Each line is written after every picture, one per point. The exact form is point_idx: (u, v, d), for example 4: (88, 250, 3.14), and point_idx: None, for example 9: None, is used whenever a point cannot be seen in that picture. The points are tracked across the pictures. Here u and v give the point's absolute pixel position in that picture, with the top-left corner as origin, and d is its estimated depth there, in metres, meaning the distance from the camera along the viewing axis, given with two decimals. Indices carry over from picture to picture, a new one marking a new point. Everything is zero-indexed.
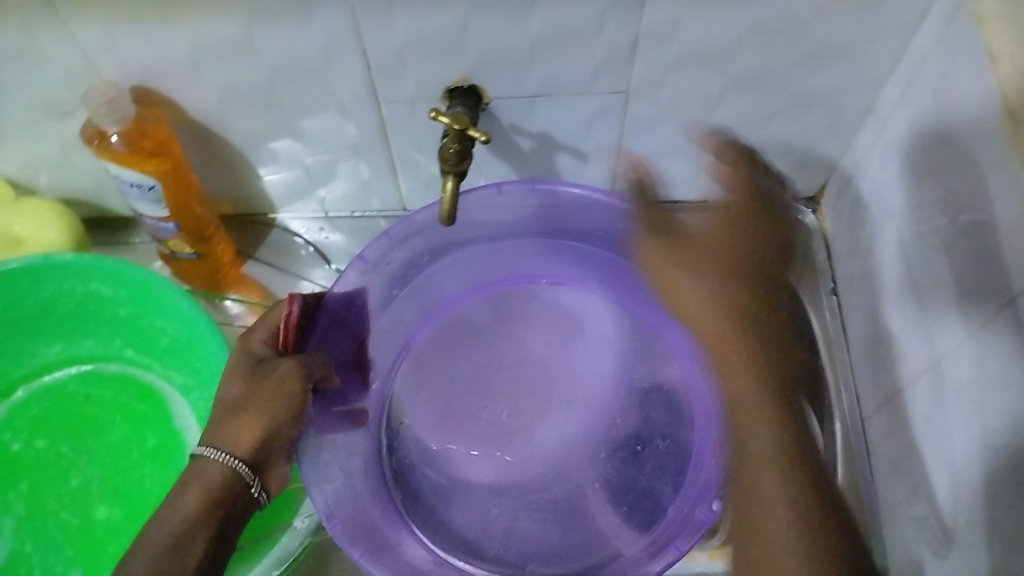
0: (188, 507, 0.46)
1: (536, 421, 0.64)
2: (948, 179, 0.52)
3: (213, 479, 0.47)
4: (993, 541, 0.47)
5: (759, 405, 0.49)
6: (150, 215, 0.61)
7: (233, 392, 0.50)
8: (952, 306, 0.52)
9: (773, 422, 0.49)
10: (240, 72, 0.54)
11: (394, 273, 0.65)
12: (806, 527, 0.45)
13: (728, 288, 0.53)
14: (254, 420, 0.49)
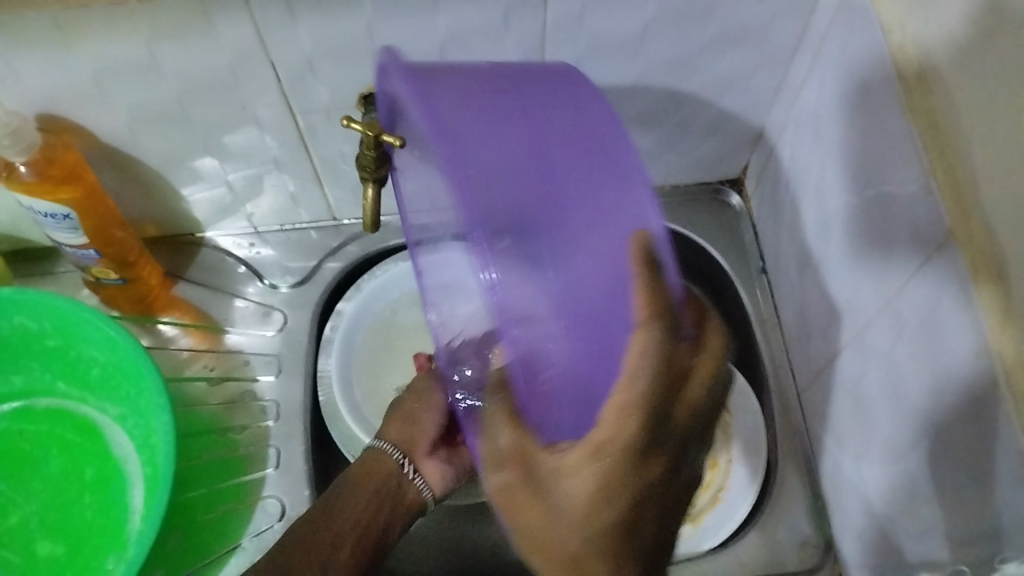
0: (364, 487, 0.57)
1: None
2: (856, 151, 0.54)
3: (387, 472, 0.59)
4: (925, 496, 0.49)
5: (600, 489, 0.37)
6: (70, 244, 0.61)
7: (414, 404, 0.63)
8: (868, 275, 0.54)
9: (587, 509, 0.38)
10: (147, 92, 0.54)
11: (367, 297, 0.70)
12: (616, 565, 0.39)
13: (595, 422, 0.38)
14: (405, 424, 0.62)
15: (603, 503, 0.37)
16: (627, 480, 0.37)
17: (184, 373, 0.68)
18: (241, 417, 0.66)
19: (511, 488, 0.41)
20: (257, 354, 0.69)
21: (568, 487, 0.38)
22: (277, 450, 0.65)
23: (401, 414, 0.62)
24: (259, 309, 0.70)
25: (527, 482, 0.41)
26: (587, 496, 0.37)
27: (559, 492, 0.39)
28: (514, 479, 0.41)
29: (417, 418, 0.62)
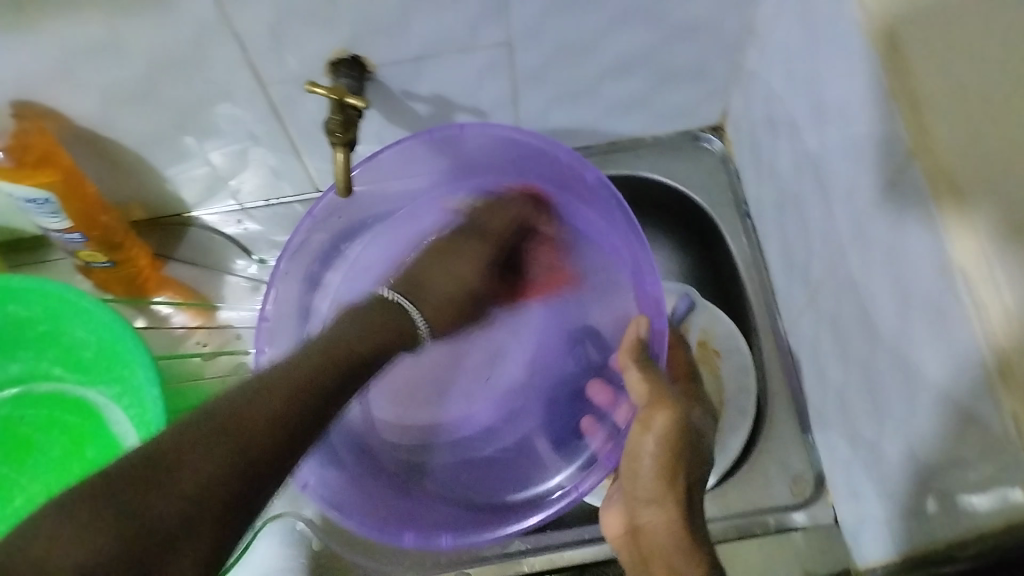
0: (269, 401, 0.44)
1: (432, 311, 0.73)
2: (825, 84, 0.53)
3: (393, 321, 0.57)
4: (898, 423, 0.50)
5: (667, 460, 0.55)
6: (55, 228, 0.62)
7: (452, 263, 0.64)
8: (840, 209, 0.54)
9: (668, 478, 0.55)
10: (115, 71, 0.54)
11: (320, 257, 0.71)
12: (677, 523, 0.54)
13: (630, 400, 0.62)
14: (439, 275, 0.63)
15: (676, 476, 0.55)
16: (682, 467, 0.55)
17: (182, 350, 0.71)
18: (235, 387, 0.69)
19: (666, 430, 0.56)
20: (250, 324, 0.72)
21: (643, 457, 0.56)
22: None
23: (435, 260, 0.64)
24: (250, 282, 0.74)
25: (630, 460, 0.57)
26: (652, 455, 0.55)
27: (641, 472, 0.56)
28: (669, 422, 0.56)
29: (444, 277, 0.63)
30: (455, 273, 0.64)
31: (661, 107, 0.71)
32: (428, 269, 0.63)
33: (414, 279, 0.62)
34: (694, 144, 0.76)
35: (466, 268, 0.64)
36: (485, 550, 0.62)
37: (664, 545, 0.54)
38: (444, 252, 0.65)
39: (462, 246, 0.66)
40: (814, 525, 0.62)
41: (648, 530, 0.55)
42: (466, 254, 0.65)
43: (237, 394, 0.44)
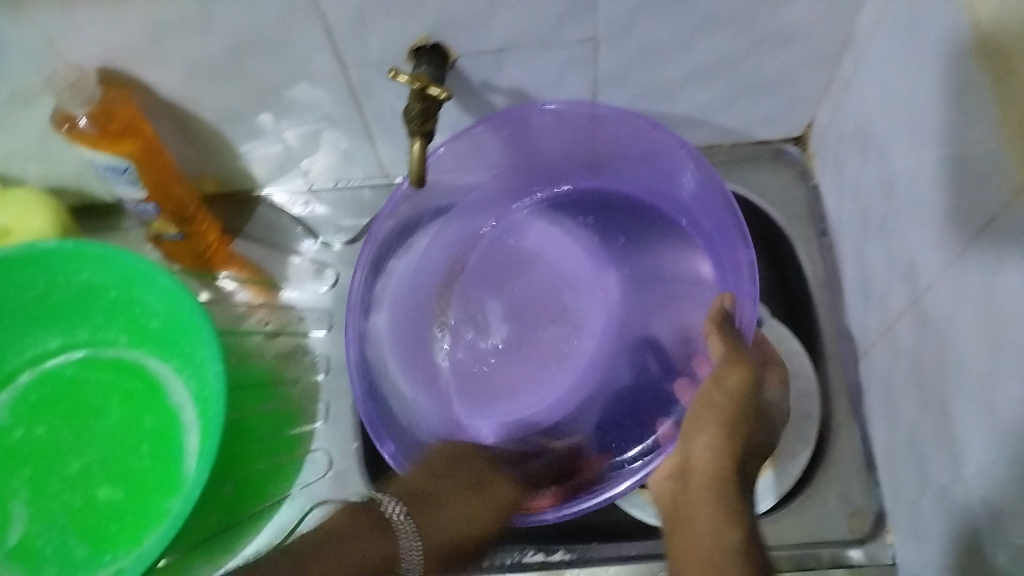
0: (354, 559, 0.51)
1: (523, 295, 0.72)
2: (926, 102, 0.51)
3: (389, 546, 0.54)
4: (977, 466, 0.47)
5: (723, 472, 0.51)
6: (130, 197, 0.62)
7: (491, 490, 0.61)
8: (929, 235, 0.52)
9: (722, 508, 0.48)
10: (200, 46, 0.54)
11: (417, 254, 0.72)
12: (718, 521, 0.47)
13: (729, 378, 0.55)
14: (470, 518, 0.58)
15: (730, 490, 0.50)
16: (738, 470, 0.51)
17: (241, 327, 0.70)
18: (294, 369, 0.68)
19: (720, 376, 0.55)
20: (311, 309, 0.71)
21: (699, 455, 0.52)
22: (327, 404, 0.67)
23: (421, 517, 0.56)
24: (313, 266, 0.71)
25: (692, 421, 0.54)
26: (705, 457, 0.52)
27: (704, 477, 0.51)
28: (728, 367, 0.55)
29: (455, 480, 0.60)
30: (416, 543, 0.55)
31: (744, 115, 0.69)
32: (435, 493, 0.58)
33: (426, 499, 0.57)
34: (773, 157, 0.74)
35: (463, 522, 0.58)
36: (526, 557, 0.62)
37: (697, 545, 0.46)
38: (481, 488, 0.61)
39: (482, 488, 0.61)
40: (871, 563, 0.60)
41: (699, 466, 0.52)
42: (458, 466, 0.62)
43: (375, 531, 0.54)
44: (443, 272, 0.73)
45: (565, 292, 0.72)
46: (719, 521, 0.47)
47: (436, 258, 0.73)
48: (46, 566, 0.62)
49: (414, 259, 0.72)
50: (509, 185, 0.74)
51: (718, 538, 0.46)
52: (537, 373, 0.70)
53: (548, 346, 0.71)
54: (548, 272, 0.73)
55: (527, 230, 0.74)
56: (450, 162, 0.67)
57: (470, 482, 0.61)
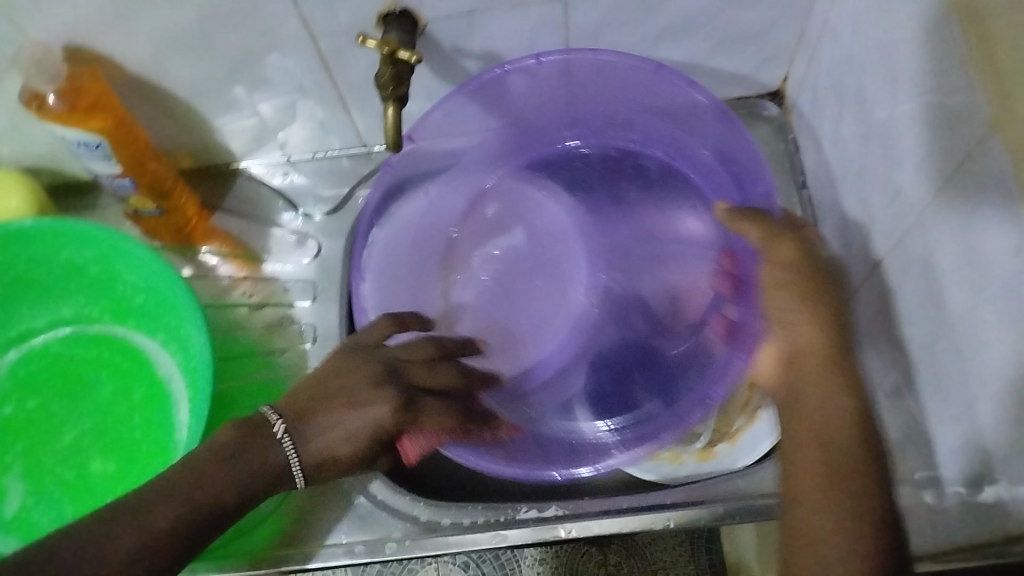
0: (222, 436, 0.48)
1: (499, 261, 0.73)
2: (897, 52, 0.51)
3: (265, 454, 0.48)
4: (958, 410, 0.48)
5: (836, 365, 0.49)
6: (105, 173, 0.62)
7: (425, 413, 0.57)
8: (905, 183, 0.52)
9: (843, 385, 0.48)
10: (166, 18, 0.54)
11: (403, 222, 0.72)
12: (835, 504, 0.42)
13: (846, 382, 0.48)
14: (359, 429, 0.52)
15: (843, 375, 0.49)
16: (838, 357, 0.50)
17: (227, 301, 0.70)
18: (281, 340, 0.68)
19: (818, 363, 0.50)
20: (295, 280, 0.70)
21: (835, 420, 0.47)
22: (316, 371, 0.67)
23: (320, 420, 0.51)
24: (295, 237, 0.71)
25: (791, 403, 0.49)
26: (815, 343, 0.51)
27: (814, 359, 0.50)
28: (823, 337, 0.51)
29: (343, 386, 0.53)
30: (323, 444, 0.51)
31: (720, 70, 0.69)
32: (314, 407, 0.51)
33: (310, 419, 0.51)
34: (752, 111, 0.73)
35: (343, 446, 0.51)
36: (520, 514, 0.63)
37: (840, 431, 0.46)
38: (349, 398, 0.52)
39: (321, 399, 0.52)
40: None
41: (800, 450, 0.46)
42: (346, 374, 0.54)
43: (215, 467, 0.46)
44: (422, 239, 0.72)
45: (546, 255, 0.73)
46: (843, 532, 0.41)
47: (420, 227, 0.72)
48: (43, 539, 0.63)
49: (398, 227, 0.71)
50: (491, 152, 0.75)
51: (825, 460, 0.44)
52: (537, 331, 0.70)
53: (534, 309, 0.71)
54: (533, 236, 0.73)
55: (505, 198, 0.75)
56: (448, 121, 0.67)
57: (352, 398, 0.52)
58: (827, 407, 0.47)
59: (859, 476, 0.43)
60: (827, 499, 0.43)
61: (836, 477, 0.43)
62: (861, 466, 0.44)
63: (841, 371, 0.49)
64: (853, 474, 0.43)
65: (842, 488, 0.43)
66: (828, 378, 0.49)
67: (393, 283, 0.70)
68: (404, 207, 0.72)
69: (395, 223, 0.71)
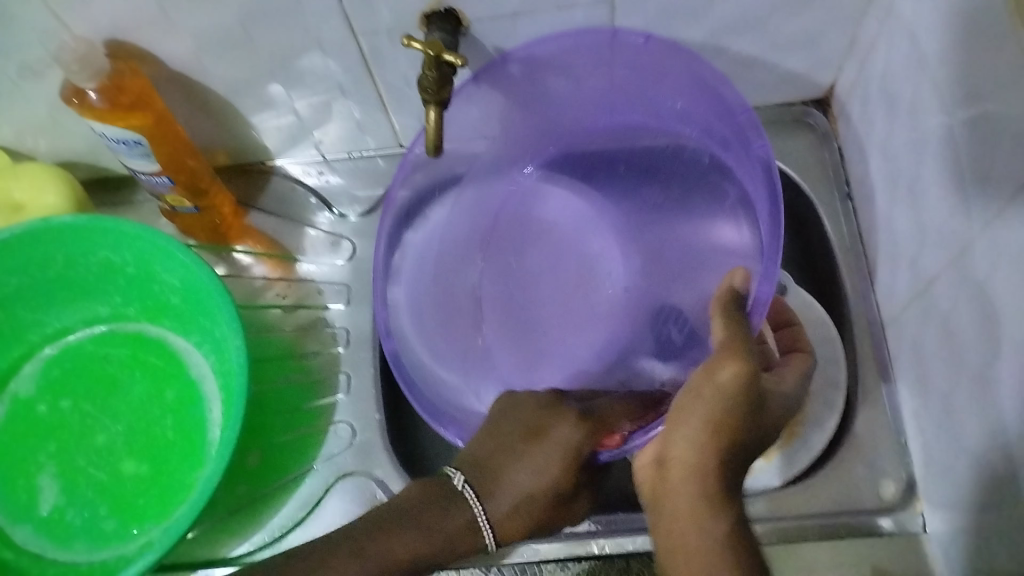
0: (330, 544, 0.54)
1: (528, 268, 0.72)
2: (957, 61, 0.49)
3: (447, 515, 0.57)
4: (1011, 435, 0.46)
5: (711, 485, 0.47)
6: (143, 171, 0.61)
7: (551, 435, 0.60)
8: (962, 198, 0.50)
9: (704, 509, 0.47)
10: (208, 16, 0.53)
11: (433, 231, 0.71)
12: (709, 533, 0.46)
13: (715, 422, 0.49)
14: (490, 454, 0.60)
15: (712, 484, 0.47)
16: (726, 461, 0.48)
17: (259, 301, 0.70)
18: (313, 343, 0.68)
19: (724, 381, 0.50)
20: (329, 282, 0.70)
21: (678, 451, 0.49)
22: (348, 376, 0.67)
23: (512, 463, 0.60)
24: (329, 238, 0.71)
25: (663, 459, 0.51)
26: (687, 455, 0.49)
27: (680, 474, 0.48)
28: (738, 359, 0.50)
29: (517, 428, 0.61)
30: (525, 480, 0.59)
31: (766, 76, 0.67)
32: (497, 459, 0.60)
33: (491, 470, 0.59)
34: (796, 119, 0.72)
35: (535, 479, 0.59)
36: (551, 527, 0.62)
37: (703, 564, 0.45)
38: (537, 439, 0.60)
39: (497, 446, 0.61)
40: (901, 531, 0.59)
41: (672, 485, 0.49)
42: (511, 415, 0.62)
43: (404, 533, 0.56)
44: (451, 243, 0.71)
45: (573, 265, 0.72)
46: None
47: (449, 235, 0.71)
48: (73, 541, 0.62)
49: (427, 234, 0.70)
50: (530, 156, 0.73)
51: (695, 467, 0.48)
52: (544, 329, 0.71)
53: (561, 320, 0.71)
54: (563, 246, 0.73)
55: (532, 202, 0.73)
56: (482, 121, 0.67)
57: (536, 436, 0.60)
58: (693, 450, 0.49)
59: (721, 553, 0.45)
60: (698, 547, 0.46)
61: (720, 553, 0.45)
62: (709, 528, 0.46)
63: (724, 437, 0.49)
64: (702, 545, 0.46)
65: (710, 536, 0.46)
66: (725, 411, 0.49)
67: (422, 291, 0.70)
68: (435, 213, 0.71)
69: (424, 231, 0.70)
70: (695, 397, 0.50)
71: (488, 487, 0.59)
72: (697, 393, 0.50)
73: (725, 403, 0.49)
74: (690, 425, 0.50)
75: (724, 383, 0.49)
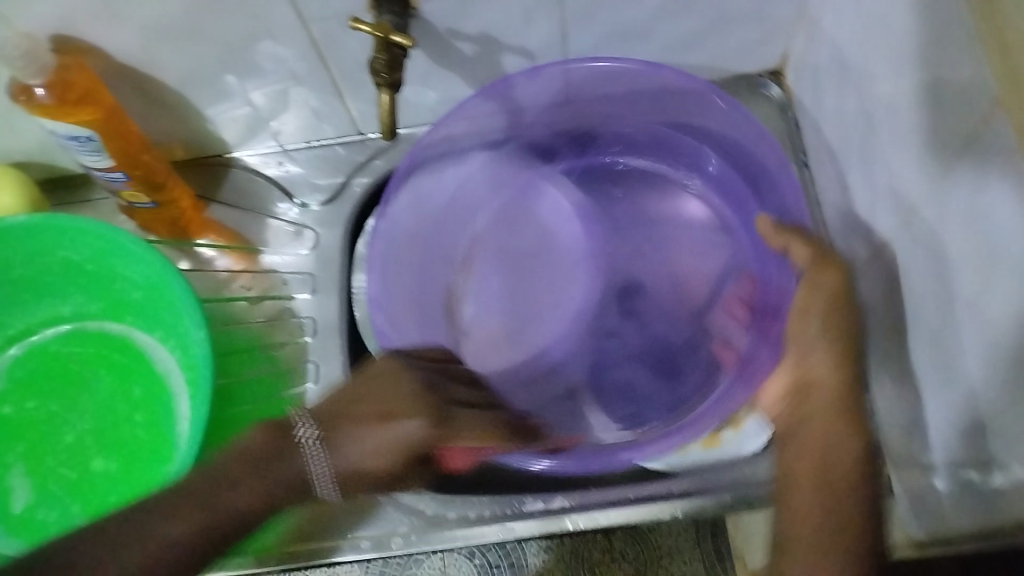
0: (353, 459, 0.52)
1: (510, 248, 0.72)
2: (903, 24, 0.49)
3: (290, 463, 0.50)
4: (967, 389, 0.47)
5: (842, 399, 0.52)
6: (96, 167, 0.61)
7: (399, 426, 0.54)
8: (911, 159, 0.51)
9: (844, 482, 0.49)
10: (154, 6, 0.53)
11: (411, 223, 0.69)
12: (854, 496, 0.49)
13: (849, 417, 0.52)
14: (388, 445, 0.53)
15: (847, 403, 0.52)
16: (862, 453, 0.51)
17: (224, 294, 0.70)
18: (281, 334, 0.68)
19: (832, 405, 0.52)
20: (294, 272, 0.69)
21: (813, 437, 0.52)
22: (316, 365, 0.67)
23: (352, 431, 0.53)
24: (292, 228, 0.70)
25: (788, 452, 0.52)
26: (823, 439, 0.51)
27: (808, 461, 0.51)
28: (850, 371, 0.53)
29: (365, 403, 0.54)
30: (360, 454, 0.52)
31: (719, 49, 0.67)
32: (343, 424, 0.53)
33: (334, 429, 0.53)
34: (753, 90, 0.72)
35: (375, 460, 0.52)
36: (526, 506, 0.62)
37: (835, 460, 0.50)
38: (384, 419, 0.53)
39: (373, 400, 0.54)
40: None
41: (809, 445, 0.52)
42: (379, 387, 0.55)
43: (263, 429, 0.51)
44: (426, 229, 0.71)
45: (553, 243, 0.72)
46: (841, 558, 0.46)
47: (427, 220, 0.70)
48: (47, 540, 0.62)
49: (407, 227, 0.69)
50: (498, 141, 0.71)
51: (849, 432, 0.51)
52: (539, 311, 0.70)
53: (545, 298, 0.70)
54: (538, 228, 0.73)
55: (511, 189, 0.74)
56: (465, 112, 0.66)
57: (387, 410, 0.54)
58: (832, 428, 0.52)
59: (864, 519, 0.48)
60: (850, 517, 0.48)
61: (831, 494, 0.49)
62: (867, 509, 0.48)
63: (850, 401, 0.52)
64: (862, 529, 0.48)
65: (857, 518, 0.48)
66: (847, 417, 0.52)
67: (403, 281, 0.69)
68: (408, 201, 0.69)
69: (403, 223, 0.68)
70: (836, 400, 0.52)
71: (364, 414, 0.53)
72: (842, 368, 0.53)
73: (844, 399, 0.52)
74: (826, 423, 0.52)
75: (834, 381, 0.53)
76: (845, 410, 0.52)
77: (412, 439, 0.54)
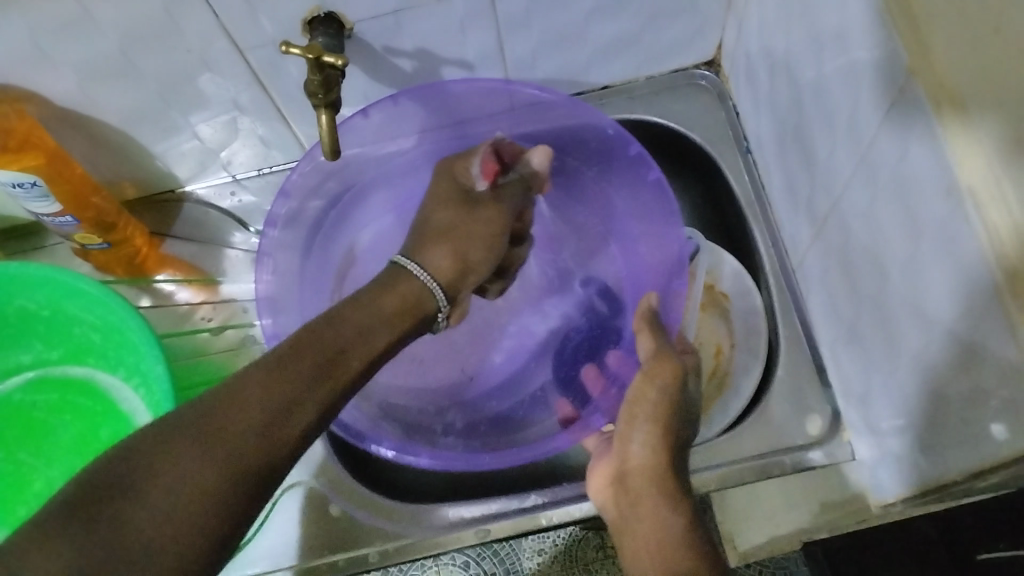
0: (388, 309, 0.50)
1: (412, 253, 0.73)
2: (820, 6, 0.51)
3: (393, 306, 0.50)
4: (910, 352, 0.49)
5: (664, 481, 0.51)
6: (46, 213, 0.61)
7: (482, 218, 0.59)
8: (840, 136, 0.52)
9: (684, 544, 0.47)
10: (88, 47, 0.53)
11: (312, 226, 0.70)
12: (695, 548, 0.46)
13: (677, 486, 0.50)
14: (450, 252, 0.57)
15: (670, 488, 0.50)
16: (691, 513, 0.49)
17: (186, 326, 0.70)
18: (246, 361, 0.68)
19: (650, 478, 0.51)
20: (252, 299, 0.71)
21: (644, 525, 0.49)
22: None
23: (455, 229, 0.58)
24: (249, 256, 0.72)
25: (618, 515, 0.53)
26: (654, 520, 0.49)
27: (649, 543, 0.48)
28: (655, 441, 0.52)
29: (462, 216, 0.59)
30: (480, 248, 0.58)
31: (654, 45, 0.69)
32: (453, 226, 0.58)
33: (451, 235, 0.58)
34: (690, 82, 0.74)
35: (485, 249, 0.59)
36: (501, 507, 0.63)
37: (665, 541, 0.47)
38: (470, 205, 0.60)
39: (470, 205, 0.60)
40: (833, 462, 0.60)
41: (641, 534, 0.49)
42: (473, 217, 0.59)
43: (345, 310, 0.48)
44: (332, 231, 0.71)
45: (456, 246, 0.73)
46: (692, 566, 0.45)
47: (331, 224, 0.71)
48: None
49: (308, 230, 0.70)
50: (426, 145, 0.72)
51: (669, 502, 0.50)
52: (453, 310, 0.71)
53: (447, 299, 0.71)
54: None
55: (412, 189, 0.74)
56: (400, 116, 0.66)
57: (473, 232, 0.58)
58: (662, 503, 0.50)
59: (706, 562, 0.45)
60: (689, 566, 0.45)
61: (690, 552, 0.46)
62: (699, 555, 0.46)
63: (673, 470, 0.51)
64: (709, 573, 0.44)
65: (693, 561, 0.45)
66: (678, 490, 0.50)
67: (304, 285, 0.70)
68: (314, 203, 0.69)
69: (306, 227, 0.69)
70: (647, 482, 0.51)
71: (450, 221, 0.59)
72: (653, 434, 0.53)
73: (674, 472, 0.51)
74: (655, 505, 0.50)
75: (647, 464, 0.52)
76: (668, 483, 0.50)
77: (479, 264, 0.59)
